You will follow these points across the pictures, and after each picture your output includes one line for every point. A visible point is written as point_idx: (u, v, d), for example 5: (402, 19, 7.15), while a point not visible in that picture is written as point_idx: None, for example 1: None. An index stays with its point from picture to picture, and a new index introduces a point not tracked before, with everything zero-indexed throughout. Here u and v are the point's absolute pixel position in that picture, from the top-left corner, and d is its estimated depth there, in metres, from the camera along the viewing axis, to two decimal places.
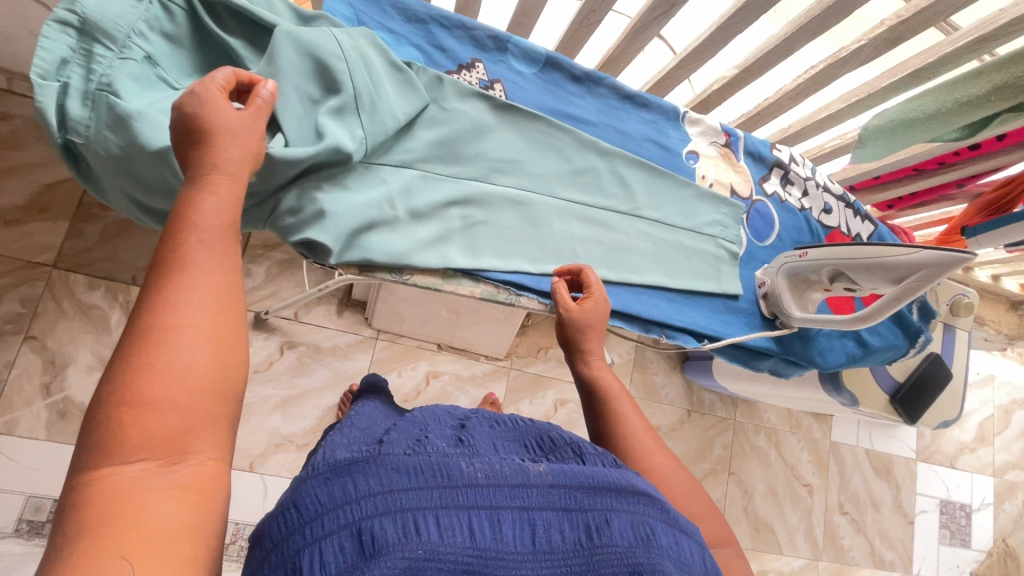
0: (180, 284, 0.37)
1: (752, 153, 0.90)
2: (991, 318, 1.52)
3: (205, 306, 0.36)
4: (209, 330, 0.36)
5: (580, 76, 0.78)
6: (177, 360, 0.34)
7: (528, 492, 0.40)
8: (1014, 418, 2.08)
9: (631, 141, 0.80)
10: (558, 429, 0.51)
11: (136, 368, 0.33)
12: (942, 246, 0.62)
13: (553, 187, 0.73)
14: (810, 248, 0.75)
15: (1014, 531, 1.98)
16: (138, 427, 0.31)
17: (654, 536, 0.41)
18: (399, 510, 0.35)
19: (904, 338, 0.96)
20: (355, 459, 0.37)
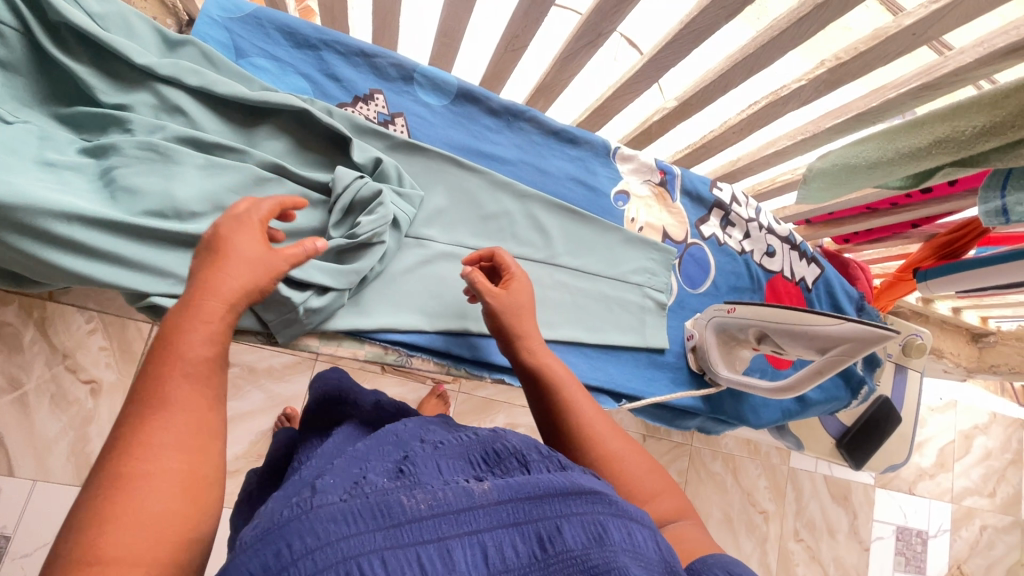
0: (150, 421, 0.33)
1: (689, 192, 0.84)
2: (950, 351, 1.50)
3: (174, 447, 0.33)
4: (178, 474, 0.32)
5: (497, 109, 0.72)
6: (136, 511, 0.30)
7: (475, 514, 0.34)
8: (975, 444, 2.07)
9: (552, 181, 0.75)
10: (505, 436, 0.44)
11: (94, 525, 0.29)
12: (867, 319, 0.57)
13: (458, 232, 0.67)
14: (738, 304, 0.70)
15: (968, 557, 1.98)
16: (109, 556, 0.28)
17: (607, 531, 0.35)
18: (340, 563, 0.29)
19: (846, 389, 0.92)
20: (286, 515, 0.32)
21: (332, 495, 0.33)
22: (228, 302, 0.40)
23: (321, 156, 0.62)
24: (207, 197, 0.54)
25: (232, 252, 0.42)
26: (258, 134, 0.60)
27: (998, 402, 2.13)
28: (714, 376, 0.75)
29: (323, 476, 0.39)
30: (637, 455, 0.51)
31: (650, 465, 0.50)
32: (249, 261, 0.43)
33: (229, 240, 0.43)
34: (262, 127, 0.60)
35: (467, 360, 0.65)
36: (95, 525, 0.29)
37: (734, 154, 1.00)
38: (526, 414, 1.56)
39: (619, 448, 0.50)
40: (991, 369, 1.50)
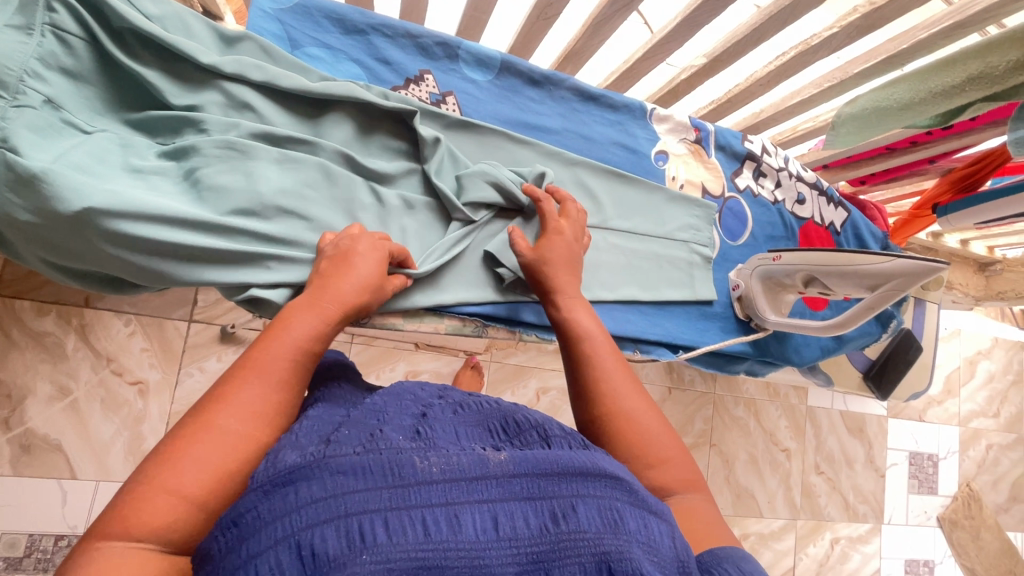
0: (245, 383, 0.42)
1: (723, 147, 0.86)
2: (960, 282, 1.55)
3: (259, 412, 0.41)
4: (254, 439, 0.39)
5: (539, 80, 0.74)
6: (211, 447, 0.37)
7: (488, 485, 0.37)
8: (979, 368, 2.16)
9: (597, 147, 0.76)
10: (525, 410, 0.47)
11: (176, 448, 0.37)
12: (916, 254, 0.61)
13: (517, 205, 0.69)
14: (783, 251, 0.74)
15: (976, 474, 2.11)
16: (169, 473, 0.36)
17: (620, 520, 0.37)
18: (345, 515, 0.33)
19: (877, 323, 0.97)
20: (297, 466, 0.36)
21: (347, 451, 0.37)
22: (327, 314, 0.49)
23: (387, 141, 0.64)
24: (290, 190, 0.56)
25: (353, 268, 0.53)
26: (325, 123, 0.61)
27: (1000, 327, 2.22)
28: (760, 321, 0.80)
29: (343, 426, 0.41)
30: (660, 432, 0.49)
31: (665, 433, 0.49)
32: (361, 283, 0.52)
33: (356, 257, 0.54)
34: (327, 119, 0.61)
35: (537, 325, 0.69)
36: (176, 448, 0.37)
37: (756, 106, 1.02)
38: (557, 377, 1.61)
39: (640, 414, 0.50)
40: (998, 296, 1.56)
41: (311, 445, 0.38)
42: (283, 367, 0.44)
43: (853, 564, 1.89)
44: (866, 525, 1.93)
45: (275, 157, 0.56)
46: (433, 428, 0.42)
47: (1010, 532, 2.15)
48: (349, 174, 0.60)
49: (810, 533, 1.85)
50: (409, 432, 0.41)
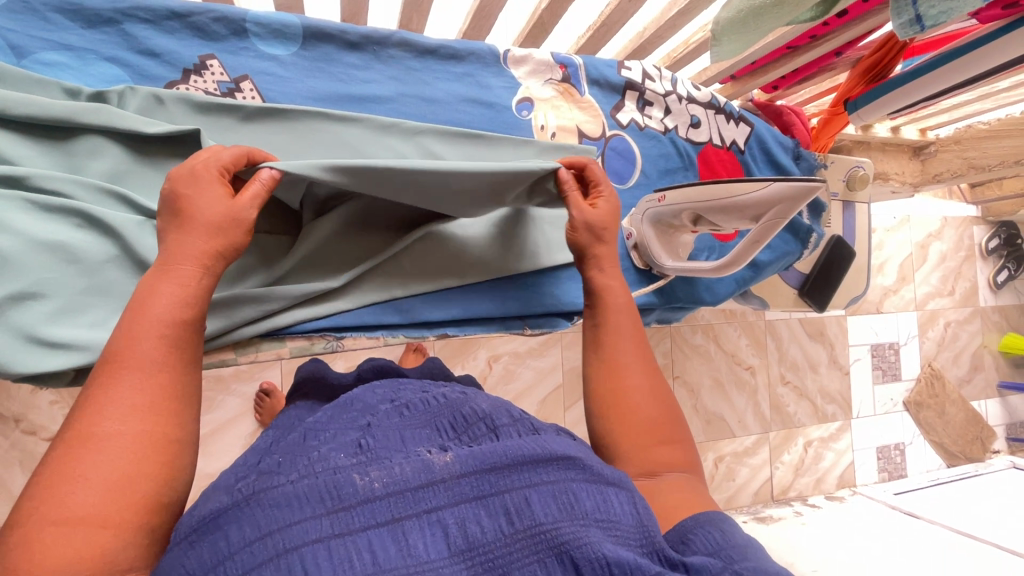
0: (120, 378, 0.38)
1: (597, 81, 0.77)
2: (895, 172, 1.50)
3: (141, 413, 0.38)
4: (138, 435, 0.37)
5: (357, 42, 0.63)
6: (94, 467, 0.35)
7: (434, 490, 0.37)
8: (931, 250, 2.16)
9: (444, 109, 0.67)
10: (473, 400, 0.46)
11: (53, 478, 0.34)
12: (790, 176, 0.54)
13: None
14: (667, 190, 0.67)
15: (936, 353, 2.17)
16: (65, 484, 0.34)
17: (575, 502, 0.38)
18: (286, 551, 0.32)
19: (797, 241, 0.91)
20: (225, 508, 0.34)
21: (281, 480, 0.36)
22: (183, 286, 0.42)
23: (169, 152, 0.53)
24: (33, 239, 0.46)
25: (192, 216, 0.44)
26: (82, 143, 0.50)
27: (948, 206, 2.20)
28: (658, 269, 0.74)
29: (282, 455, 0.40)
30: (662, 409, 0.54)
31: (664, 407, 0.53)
32: (207, 228, 0.44)
33: (188, 199, 0.44)
34: (86, 140, 0.50)
35: (403, 325, 0.62)
36: (54, 478, 0.34)
37: (640, 24, 0.92)
38: (506, 342, 1.57)
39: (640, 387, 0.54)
40: (934, 179, 1.52)
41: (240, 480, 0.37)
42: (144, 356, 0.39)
43: (827, 461, 1.95)
44: (836, 423, 1.98)
45: (19, 203, 0.46)
46: (376, 437, 0.41)
47: (973, 401, 2.23)
48: (127, 201, 0.51)
49: (783, 442, 1.89)
50: (351, 446, 0.40)
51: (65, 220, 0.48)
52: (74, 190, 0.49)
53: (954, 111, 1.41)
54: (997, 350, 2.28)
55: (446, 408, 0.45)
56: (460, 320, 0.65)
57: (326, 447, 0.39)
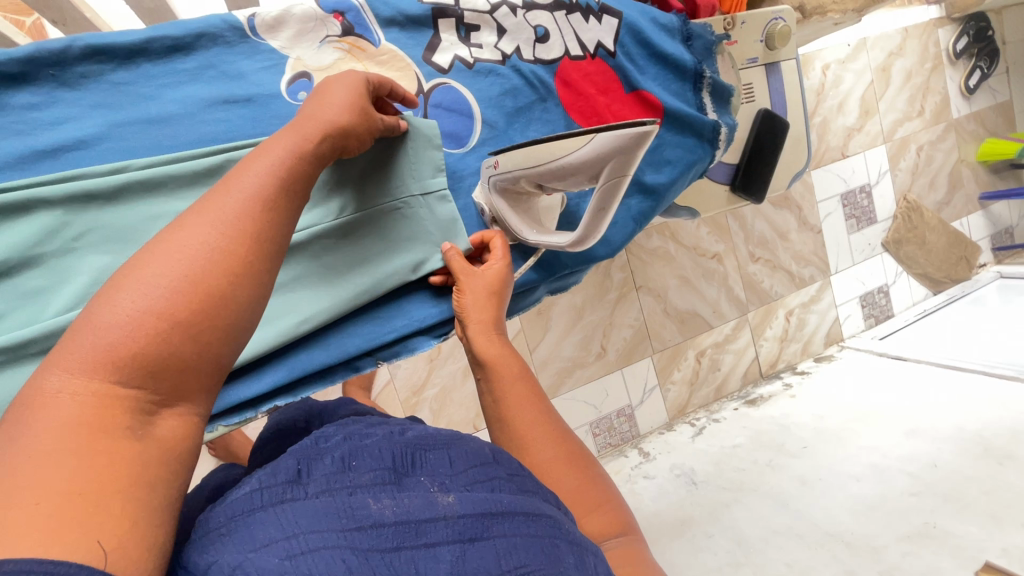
0: (213, 197, 0.36)
1: (392, 20, 0.59)
2: (832, 2, 1.28)
3: (219, 238, 0.34)
4: (215, 253, 0.34)
5: (22, 71, 0.46)
6: (154, 284, 0.31)
7: (437, 524, 0.39)
8: (894, 71, 1.95)
9: (182, 126, 0.51)
10: (475, 439, 0.49)
11: (124, 279, 0.31)
12: (612, 124, 0.40)
13: (95, 254, 0.47)
14: (500, 153, 0.53)
15: (912, 182, 2.04)
16: (148, 269, 0.32)
17: (557, 558, 0.40)
18: (303, 554, 0.34)
19: (703, 144, 0.76)
20: (253, 508, 0.36)
21: (301, 494, 0.38)
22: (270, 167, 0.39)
23: None
24: None
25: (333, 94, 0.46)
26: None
27: (907, 14, 1.95)
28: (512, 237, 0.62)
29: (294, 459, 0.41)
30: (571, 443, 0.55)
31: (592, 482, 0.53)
32: (350, 106, 0.46)
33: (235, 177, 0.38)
34: None
35: (220, 414, 0.51)
36: (124, 279, 0.32)
37: None
38: None
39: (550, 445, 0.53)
40: None
41: (263, 475, 0.39)
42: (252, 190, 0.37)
43: (811, 325, 1.91)
44: (815, 285, 1.91)
45: None
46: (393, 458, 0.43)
47: (955, 221, 2.14)
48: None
49: (763, 319, 1.84)
50: (364, 460, 0.42)
51: None
52: None
53: None
54: (975, 162, 2.14)
55: (454, 443, 0.47)
56: (290, 383, 0.53)
57: (343, 458, 0.42)
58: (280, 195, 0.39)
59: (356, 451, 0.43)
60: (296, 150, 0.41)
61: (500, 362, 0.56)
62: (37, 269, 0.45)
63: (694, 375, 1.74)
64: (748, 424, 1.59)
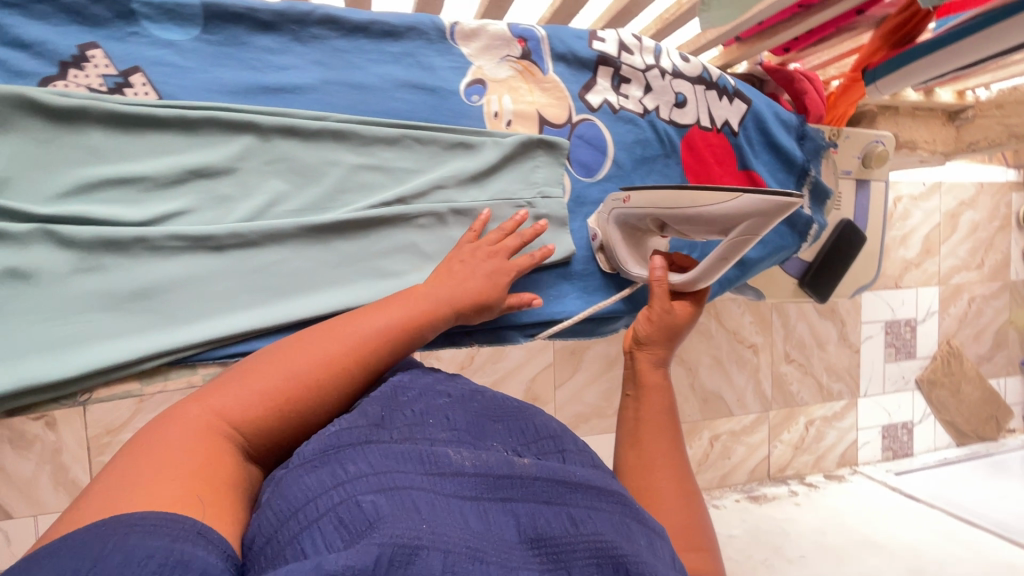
0: (352, 319, 0.46)
1: (562, 56, 0.67)
2: (924, 141, 1.36)
3: (344, 353, 0.43)
4: (334, 361, 0.42)
5: (270, 21, 0.54)
6: (276, 375, 0.40)
7: (518, 481, 0.37)
8: (962, 220, 2.00)
9: (375, 97, 0.58)
10: (541, 414, 0.47)
11: (248, 372, 0.40)
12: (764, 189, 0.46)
13: (279, 180, 0.54)
14: (633, 191, 0.59)
15: (958, 329, 2.06)
16: (282, 364, 0.41)
17: (634, 534, 0.37)
18: (389, 488, 0.32)
19: (794, 234, 0.82)
20: (339, 444, 0.35)
21: (383, 436, 0.37)
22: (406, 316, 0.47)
23: (66, 159, 0.47)
24: None
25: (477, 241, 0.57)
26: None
27: (984, 171, 2.03)
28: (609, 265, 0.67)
29: (373, 404, 0.41)
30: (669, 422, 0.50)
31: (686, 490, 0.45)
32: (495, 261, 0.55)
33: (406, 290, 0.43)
34: None
35: None
36: (247, 373, 0.40)
37: None
38: None
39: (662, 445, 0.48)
40: (969, 148, 1.37)
41: (348, 417, 0.38)
42: (387, 320, 0.46)
43: (829, 440, 1.90)
44: (841, 402, 1.91)
45: None
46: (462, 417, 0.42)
47: (992, 379, 2.13)
48: (8, 213, 0.45)
49: (783, 421, 1.84)
50: (439, 418, 0.41)
51: None
52: None
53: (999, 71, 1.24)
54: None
55: (519, 411, 0.45)
56: None
57: (421, 413, 0.41)
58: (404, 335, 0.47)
59: (432, 412, 0.42)
60: (418, 296, 0.49)
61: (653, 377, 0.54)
62: (230, 178, 0.52)
63: (703, 456, 1.73)
64: (747, 519, 1.57)
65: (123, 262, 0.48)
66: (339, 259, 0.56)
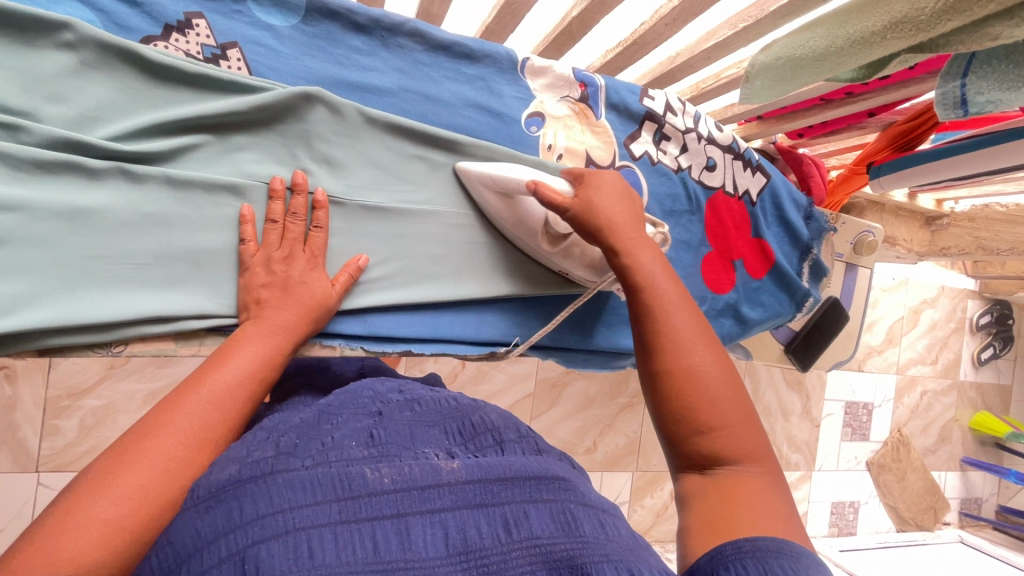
0: (208, 369, 0.42)
1: (616, 106, 0.72)
2: (903, 239, 1.48)
3: (220, 413, 0.40)
4: (212, 420, 0.39)
5: (365, 24, 0.58)
6: (186, 422, 0.38)
7: (440, 492, 0.36)
8: (923, 317, 2.15)
9: (445, 111, 0.62)
10: (483, 409, 0.47)
11: (134, 446, 0.36)
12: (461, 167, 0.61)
13: (346, 172, 0.57)
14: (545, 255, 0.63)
15: (909, 419, 2.17)
16: (161, 433, 0.37)
17: (575, 522, 0.37)
18: (289, 531, 0.31)
19: (790, 302, 0.88)
20: (241, 480, 0.34)
21: (296, 463, 0.36)
22: (289, 325, 0.47)
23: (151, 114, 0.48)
24: None
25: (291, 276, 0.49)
26: (22, 66, 0.44)
27: (947, 276, 2.20)
28: (564, 268, 0.65)
29: (290, 429, 0.40)
30: (700, 332, 0.48)
31: (733, 393, 0.45)
32: (304, 269, 0.50)
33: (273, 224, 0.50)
34: (61, 92, 0.45)
35: (363, 336, 0.58)
36: (158, 419, 0.37)
37: (670, 51, 0.87)
38: None
39: (695, 342, 0.47)
40: (941, 252, 1.50)
41: (256, 449, 0.37)
42: (239, 353, 0.43)
43: None
44: (797, 472, 1.98)
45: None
46: (387, 432, 0.41)
47: (935, 470, 2.25)
48: (89, 152, 0.46)
49: None
50: (362, 437, 0.40)
51: (21, 180, 0.43)
52: (39, 141, 0.44)
53: (974, 188, 1.38)
54: (966, 425, 2.29)
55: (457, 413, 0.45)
56: (425, 340, 0.61)
57: (339, 435, 0.40)
58: (261, 368, 0.44)
59: (356, 432, 0.41)
60: (272, 321, 0.47)
61: (658, 278, 0.51)
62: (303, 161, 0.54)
63: (662, 508, 1.75)
64: None
65: (188, 221, 0.49)
66: (390, 256, 0.58)
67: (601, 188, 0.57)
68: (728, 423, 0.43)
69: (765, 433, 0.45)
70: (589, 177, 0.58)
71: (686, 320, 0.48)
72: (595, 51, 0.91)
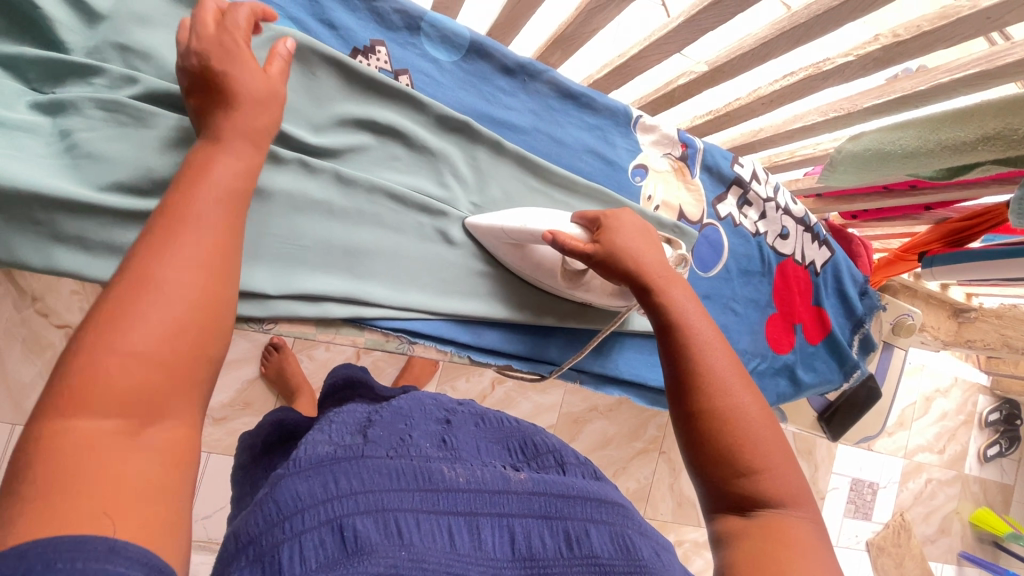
0: (168, 237, 0.34)
1: (709, 168, 0.79)
2: (931, 326, 1.54)
3: (200, 286, 0.34)
4: (191, 303, 0.33)
5: (512, 69, 0.65)
6: (161, 304, 0.32)
7: (507, 498, 0.39)
8: (934, 405, 2.19)
9: (565, 153, 0.68)
10: (543, 434, 0.50)
11: (104, 330, 0.30)
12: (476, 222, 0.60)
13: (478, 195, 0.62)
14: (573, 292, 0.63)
15: (912, 504, 2.18)
16: (123, 320, 0.31)
17: (632, 547, 0.39)
18: (380, 510, 0.35)
19: (839, 371, 0.93)
20: (335, 458, 0.38)
21: (378, 453, 0.40)
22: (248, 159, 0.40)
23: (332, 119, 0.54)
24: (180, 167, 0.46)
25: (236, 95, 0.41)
26: None
27: (961, 367, 2.25)
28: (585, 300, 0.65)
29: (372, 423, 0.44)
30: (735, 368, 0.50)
31: (773, 431, 0.47)
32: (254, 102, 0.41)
33: (229, 75, 0.40)
34: None
35: (471, 347, 0.62)
36: (122, 305, 0.31)
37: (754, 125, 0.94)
38: None
39: (732, 378, 0.49)
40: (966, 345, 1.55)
41: (346, 438, 0.41)
42: (203, 200, 0.36)
43: None
44: None
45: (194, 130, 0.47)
46: (458, 439, 0.45)
47: (932, 561, 2.23)
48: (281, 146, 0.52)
49: None
50: (435, 441, 0.44)
51: None
52: None
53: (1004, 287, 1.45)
54: (967, 520, 2.29)
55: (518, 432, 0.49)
56: (522, 357, 0.66)
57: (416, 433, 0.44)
58: (230, 217, 0.37)
59: (430, 435, 0.45)
60: (244, 161, 0.40)
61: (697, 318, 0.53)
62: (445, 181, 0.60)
63: None
64: None
65: (346, 219, 0.54)
66: (504, 276, 0.63)
67: (622, 229, 0.58)
68: (771, 465, 0.45)
69: (803, 474, 0.47)
70: (607, 220, 0.58)
71: (722, 358, 0.50)
72: (681, 114, 0.99)
